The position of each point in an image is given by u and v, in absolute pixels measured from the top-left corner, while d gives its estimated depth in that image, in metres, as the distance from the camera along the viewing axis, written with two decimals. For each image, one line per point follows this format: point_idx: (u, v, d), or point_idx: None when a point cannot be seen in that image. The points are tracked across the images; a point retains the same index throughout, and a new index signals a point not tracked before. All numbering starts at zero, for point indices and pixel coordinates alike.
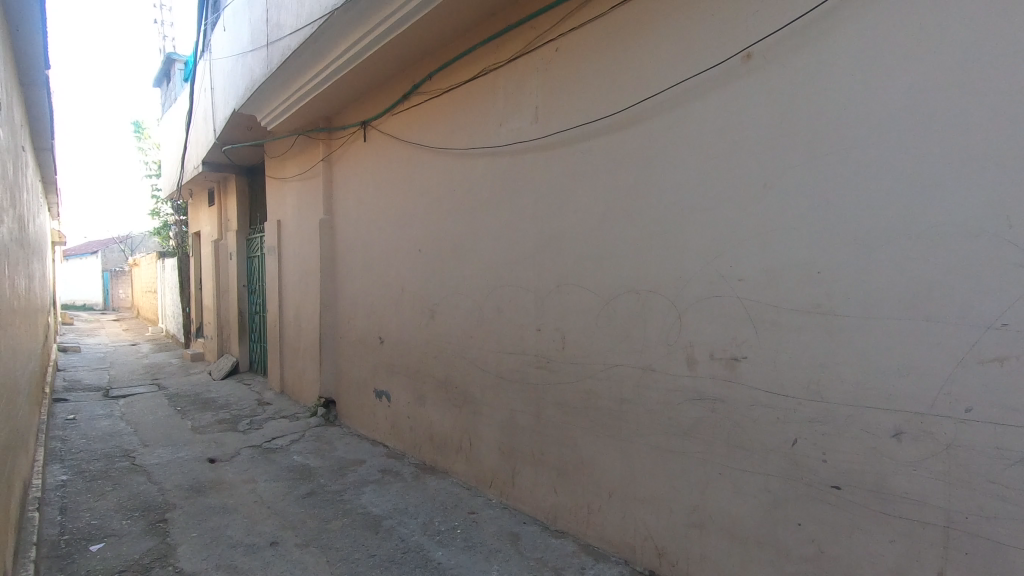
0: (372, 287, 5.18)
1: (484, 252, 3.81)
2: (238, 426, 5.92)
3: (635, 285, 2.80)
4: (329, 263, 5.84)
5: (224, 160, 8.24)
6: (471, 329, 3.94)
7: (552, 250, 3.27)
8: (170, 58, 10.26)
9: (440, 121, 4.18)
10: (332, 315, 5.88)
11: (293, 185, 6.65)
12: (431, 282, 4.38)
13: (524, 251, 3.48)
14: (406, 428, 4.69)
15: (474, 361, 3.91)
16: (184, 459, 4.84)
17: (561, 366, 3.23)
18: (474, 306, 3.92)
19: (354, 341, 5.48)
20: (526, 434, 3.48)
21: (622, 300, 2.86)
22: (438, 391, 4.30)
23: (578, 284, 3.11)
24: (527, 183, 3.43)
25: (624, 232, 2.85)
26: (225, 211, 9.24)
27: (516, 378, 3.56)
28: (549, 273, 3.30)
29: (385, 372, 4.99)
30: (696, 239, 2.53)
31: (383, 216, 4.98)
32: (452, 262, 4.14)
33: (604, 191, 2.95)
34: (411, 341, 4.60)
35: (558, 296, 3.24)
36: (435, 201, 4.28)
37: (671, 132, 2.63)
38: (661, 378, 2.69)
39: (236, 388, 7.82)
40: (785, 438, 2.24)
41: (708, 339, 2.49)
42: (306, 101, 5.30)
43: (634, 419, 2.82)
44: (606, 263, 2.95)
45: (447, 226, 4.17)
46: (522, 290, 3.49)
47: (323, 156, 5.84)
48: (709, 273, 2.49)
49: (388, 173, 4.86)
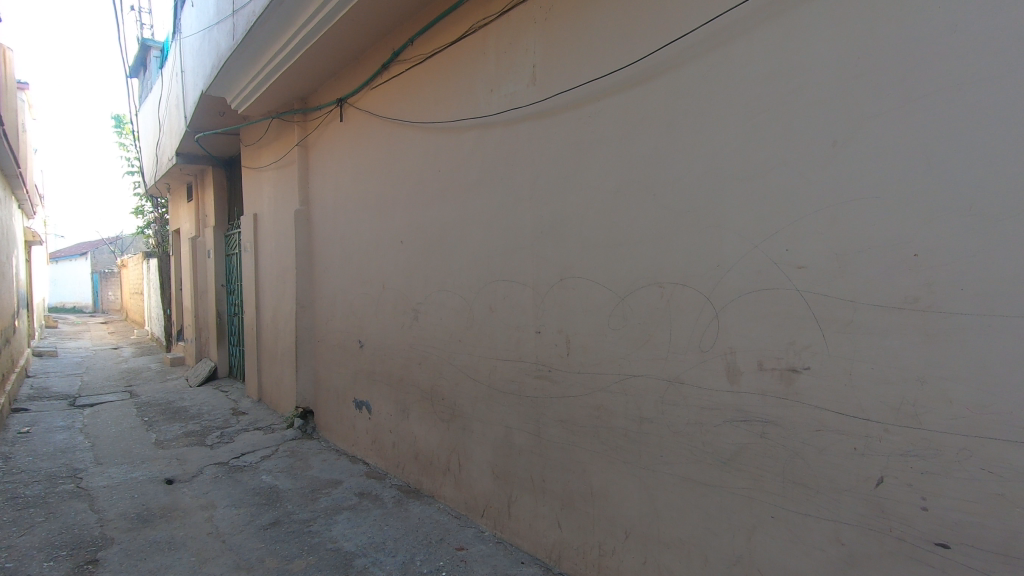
0: (350, 284, 4.63)
1: (473, 242, 3.27)
2: (206, 440, 5.35)
3: (658, 276, 2.26)
4: (305, 259, 5.28)
5: (198, 151, 7.67)
6: (460, 333, 3.39)
7: (554, 237, 2.73)
8: (145, 45, 9.64)
9: (424, 92, 3.64)
10: (310, 317, 5.32)
11: (269, 175, 6.09)
12: (415, 278, 3.83)
13: (520, 239, 2.93)
14: (389, 444, 4.14)
15: (464, 370, 3.36)
16: (137, 481, 4.28)
17: (565, 377, 2.68)
18: (462, 305, 3.37)
19: (332, 346, 4.92)
20: (525, 456, 2.93)
21: (642, 295, 2.32)
22: (423, 404, 3.75)
23: (585, 278, 2.57)
24: (523, 158, 2.89)
25: (643, 212, 2.31)
26: (203, 207, 8.67)
27: (511, 390, 3.01)
28: (550, 264, 2.75)
29: (365, 380, 4.44)
30: (739, 217, 1.99)
31: (363, 204, 4.42)
32: (437, 255, 3.59)
33: (618, 163, 2.40)
34: (393, 345, 4.05)
35: (561, 292, 2.69)
36: (419, 185, 3.74)
37: (704, 83, 2.08)
38: (693, 394, 2.15)
39: (212, 396, 7.27)
40: (865, 475, 1.70)
41: (756, 344, 1.95)
42: (277, 77, 4.75)
43: (657, 443, 2.28)
44: (619, 251, 2.41)
45: (432, 212, 3.62)
46: (518, 287, 2.95)
47: (298, 140, 5.28)
48: (756, 260, 1.94)
49: (368, 157, 4.31)
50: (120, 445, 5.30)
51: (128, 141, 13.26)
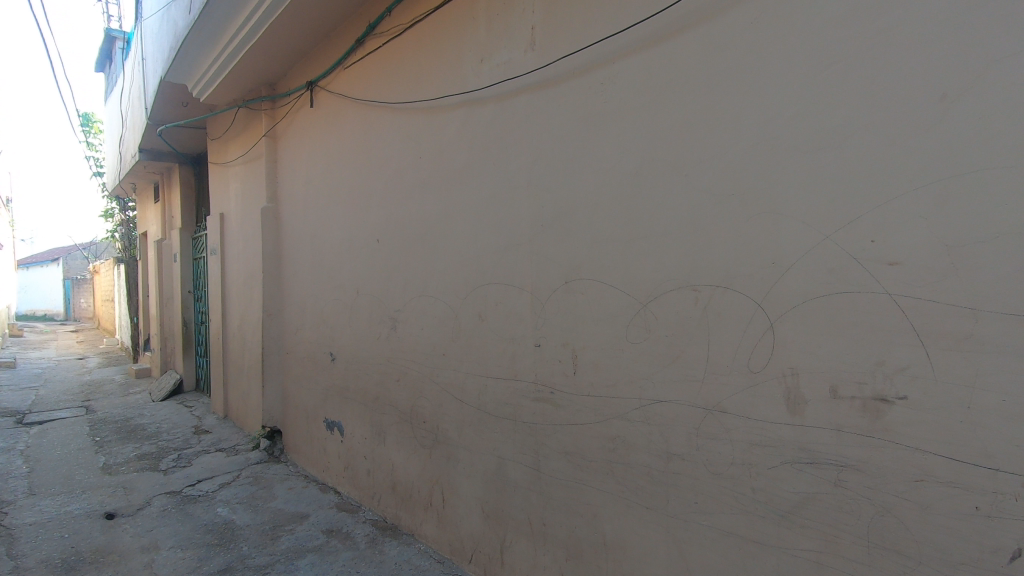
0: (322, 289, 4.12)
1: (460, 240, 2.80)
2: (160, 464, 4.78)
3: (691, 278, 1.81)
4: (273, 262, 4.76)
5: (163, 146, 7.12)
6: (445, 346, 2.91)
7: (557, 232, 2.27)
8: (111, 36, 9.05)
9: (404, 69, 3.18)
10: (278, 326, 4.80)
11: (236, 170, 5.57)
12: (393, 283, 3.35)
13: (515, 236, 2.47)
14: (363, 471, 3.63)
15: (449, 390, 2.88)
16: (71, 516, 3.72)
17: (571, 401, 2.21)
18: (447, 313, 2.89)
19: (302, 359, 4.40)
20: (521, 493, 2.46)
21: (671, 302, 1.86)
22: (402, 427, 3.25)
23: (596, 280, 2.11)
24: (519, 138, 2.44)
25: (670, 197, 1.86)
26: (170, 208, 8.09)
27: (504, 414, 2.54)
28: (552, 264, 2.29)
29: (337, 398, 3.93)
30: (803, 200, 1.54)
31: (336, 200, 3.93)
32: (418, 256, 3.12)
33: (637, 139, 1.96)
34: (368, 358, 3.56)
35: (566, 297, 2.23)
36: (398, 175, 3.27)
37: (751, 32, 1.65)
38: (739, 426, 1.69)
39: (174, 412, 6.68)
40: (992, 546, 1.25)
41: (826, 365, 1.51)
42: (240, 59, 4.26)
43: (690, 486, 1.82)
44: (639, 247, 1.96)
45: (413, 205, 3.15)
46: (513, 291, 2.49)
47: (265, 130, 4.78)
48: (827, 255, 1.50)
49: (342, 146, 3.83)
50: (61, 471, 4.71)
51: (97, 140, 12.59)
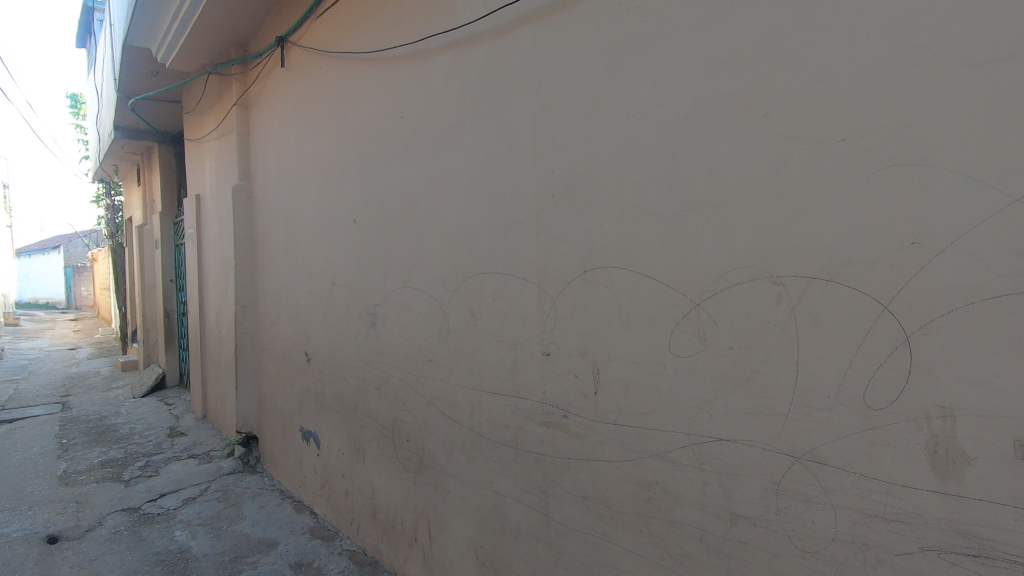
0: (296, 278, 3.58)
1: (450, 218, 2.25)
2: (123, 474, 4.28)
3: (769, 267, 1.25)
4: (246, 248, 4.22)
5: (138, 123, 6.57)
6: (431, 351, 2.36)
7: (572, 205, 1.71)
8: (89, 8, 8.48)
9: (382, 11, 2.62)
10: (253, 321, 4.28)
11: (210, 146, 5.02)
12: (372, 272, 2.80)
13: (517, 211, 1.91)
14: (340, 491, 3.12)
15: (435, 405, 2.34)
16: (6, 541, 3.23)
17: (591, 430, 1.67)
18: (433, 309, 2.35)
19: (276, 359, 3.88)
20: (524, 542, 1.92)
21: (737, 301, 1.31)
22: (383, 445, 2.72)
23: (626, 271, 1.55)
24: (522, 83, 1.88)
25: (739, 150, 1.30)
26: (150, 190, 7.55)
27: (502, 440, 1.99)
28: (564, 249, 1.74)
29: (312, 404, 3.41)
30: (967, 145, 0.98)
31: (309, 174, 3.38)
32: (399, 238, 2.58)
33: (687, 71, 1.40)
34: (345, 360, 3.03)
35: (584, 292, 1.68)
36: (377, 142, 2.72)
37: None
38: (848, 486, 1.14)
39: (151, 411, 6.20)
40: None
41: (1004, 403, 0.95)
42: (199, 13, 3.67)
43: (766, 565, 1.27)
44: (689, 224, 1.40)
45: (393, 178, 2.60)
46: (514, 283, 1.93)
47: (236, 98, 4.21)
48: (1012, 231, 0.94)
49: (316, 111, 3.27)
50: (14, 481, 4.22)
51: (84, 122, 12.05)
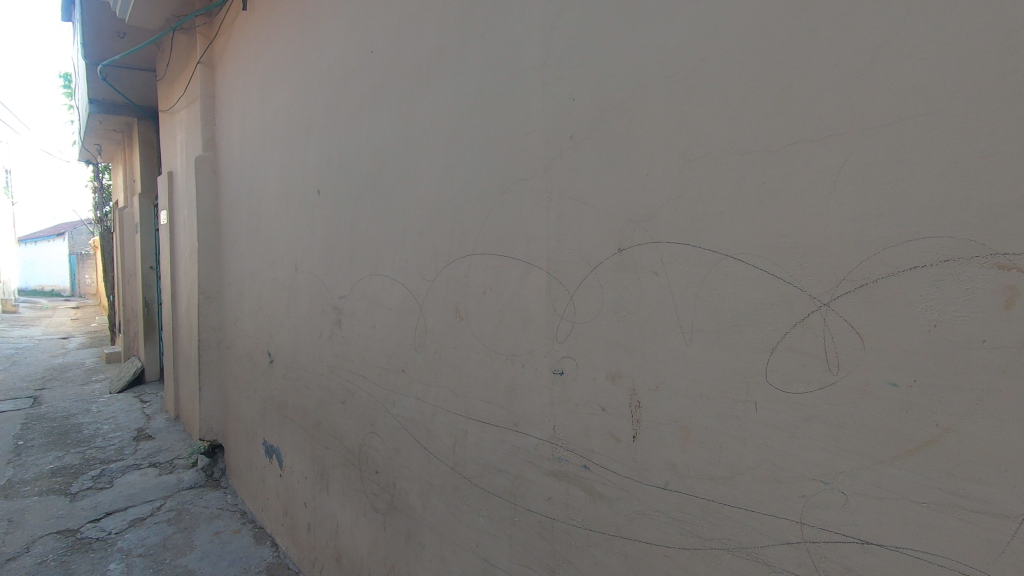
0: (258, 263, 3.02)
1: (428, 180, 1.67)
2: (71, 486, 3.75)
3: (983, 240, 0.66)
4: (211, 231, 3.67)
5: (114, 95, 6.03)
6: (404, 358, 1.79)
7: (600, 149, 1.13)
8: None
9: None
10: (219, 313, 3.73)
11: (180, 115, 4.46)
12: (338, 256, 2.23)
13: (517, 164, 1.33)
14: (302, 523, 2.57)
15: (409, 431, 1.77)
16: None
17: (626, 493, 1.09)
18: (407, 303, 1.78)
19: (240, 359, 3.33)
20: None
21: (908, 300, 0.72)
22: (348, 474, 2.16)
23: (687, 250, 0.97)
24: None
25: (920, 25, 0.71)
26: (131, 169, 7.01)
27: (493, 490, 1.42)
28: (585, 221, 1.16)
29: (275, 414, 2.86)
30: None
31: (273, 139, 2.82)
32: (368, 212, 2.01)
33: None
34: (308, 364, 2.47)
35: (615, 282, 1.10)
36: (346, 89, 2.15)
37: None
38: None
39: (123, 409, 5.69)
40: None
41: None
42: None
43: None
44: (809, 166, 0.82)
45: (362, 134, 2.04)
46: (512, 268, 1.35)
47: (200, 55, 3.66)
48: None
49: (280, 61, 2.71)
50: None
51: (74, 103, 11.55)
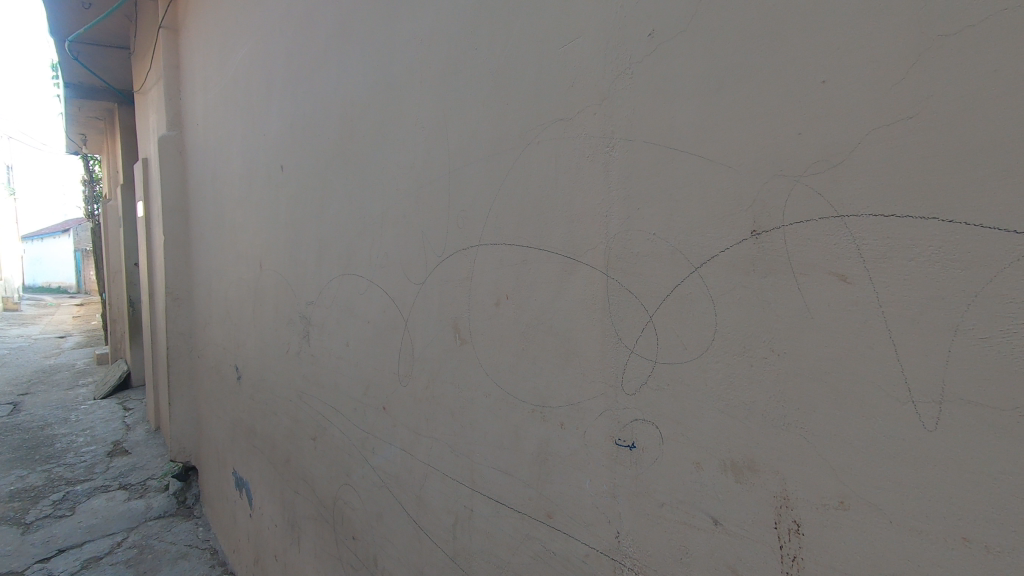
0: (224, 259, 2.53)
1: (416, 140, 1.17)
2: (25, 515, 3.28)
3: None
4: (179, 222, 3.18)
5: (91, 78, 5.56)
6: (385, 390, 1.30)
7: (711, 50, 0.62)
8: None
9: None
10: (190, 317, 3.25)
11: (150, 93, 3.98)
12: (305, 249, 1.74)
13: (549, 99, 0.83)
14: None
15: (391, 491, 1.28)
16: None
17: None
18: (387, 316, 1.28)
19: (209, 372, 2.85)
20: None
21: None
22: (320, 532, 1.67)
23: (932, 232, 0.46)
24: None
25: None
26: (115, 160, 6.55)
27: None
28: (679, 187, 0.65)
29: (243, 441, 2.38)
30: None
31: (237, 108, 2.33)
32: (341, 190, 1.51)
33: None
34: (275, 386, 1.98)
35: (747, 296, 0.59)
36: (314, 32, 1.65)
37: None
38: None
39: (102, 419, 5.24)
40: None
41: None
42: None
43: None
44: None
45: (332, 87, 1.54)
46: (541, 269, 0.85)
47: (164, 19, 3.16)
48: None
49: (243, 11, 2.22)
50: None
51: None
